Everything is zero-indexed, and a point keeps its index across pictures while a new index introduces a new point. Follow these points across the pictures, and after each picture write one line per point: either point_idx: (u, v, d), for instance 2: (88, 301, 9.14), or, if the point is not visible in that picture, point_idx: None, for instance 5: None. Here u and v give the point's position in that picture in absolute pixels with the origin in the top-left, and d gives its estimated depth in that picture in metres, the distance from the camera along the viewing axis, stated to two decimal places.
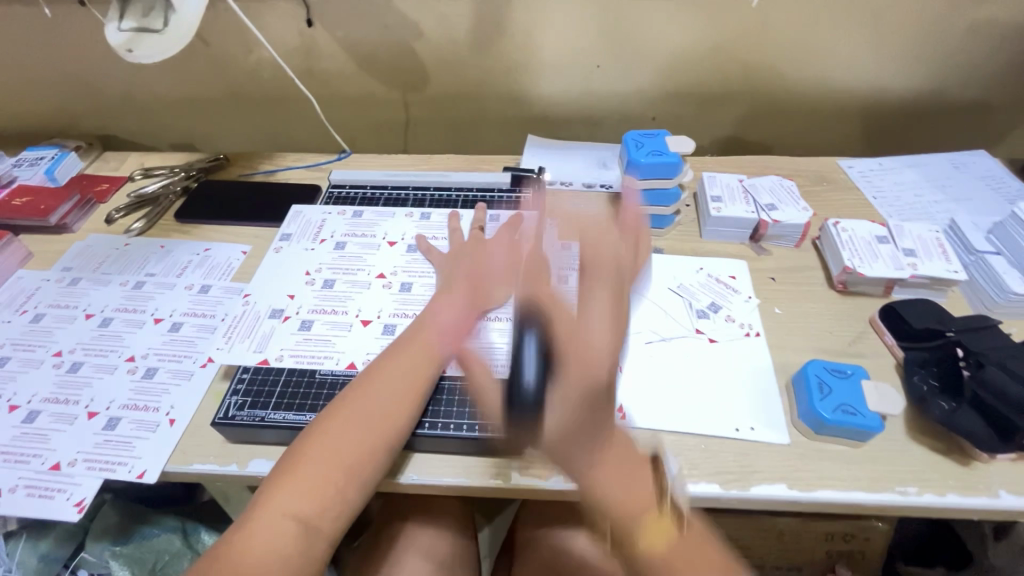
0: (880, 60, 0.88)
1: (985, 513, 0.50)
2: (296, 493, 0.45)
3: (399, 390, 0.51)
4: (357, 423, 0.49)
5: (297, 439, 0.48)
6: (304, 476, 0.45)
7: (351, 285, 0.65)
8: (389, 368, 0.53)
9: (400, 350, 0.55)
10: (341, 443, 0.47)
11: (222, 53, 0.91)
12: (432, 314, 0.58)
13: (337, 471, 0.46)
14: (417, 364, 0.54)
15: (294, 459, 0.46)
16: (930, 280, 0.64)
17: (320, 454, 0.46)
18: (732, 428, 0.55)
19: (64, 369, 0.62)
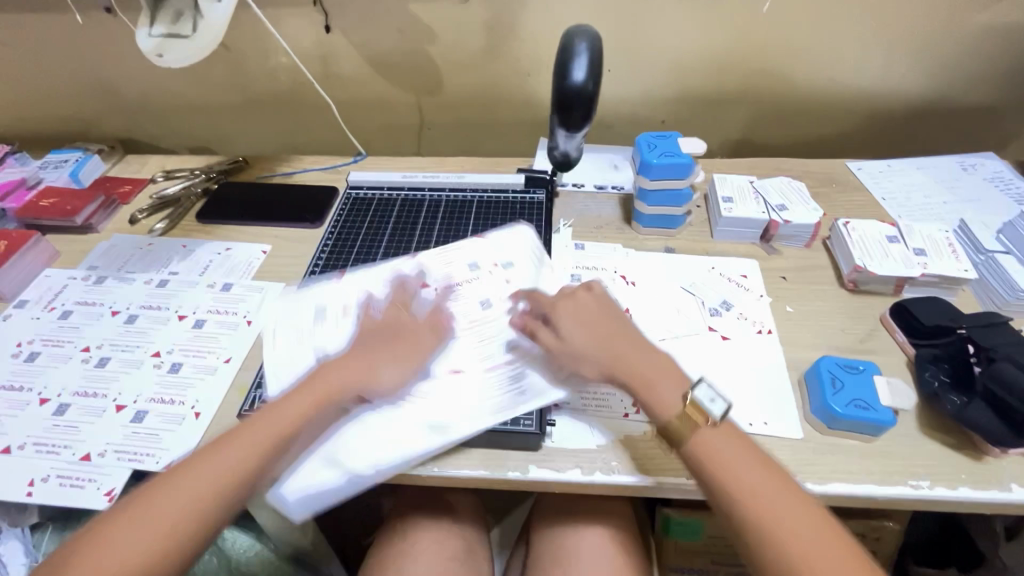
0: (888, 63, 0.89)
1: (997, 506, 0.50)
2: (128, 538, 0.43)
3: (214, 469, 0.47)
4: (181, 481, 0.46)
5: (161, 475, 0.48)
6: (145, 519, 0.44)
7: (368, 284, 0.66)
8: (222, 446, 0.49)
9: (248, 426, 0.50)
10: (184, 496, 0.46)
11: (242, 58, 0.93)
12: (319, 377, 0.54)
13: (170, 523, 0.44)
14: (258, 444, 0.49)
15: (142, 498, 0.46)
16: (941, 279, 0.65)
17: (162, 500, 0.45)
18: (746, 422, 0.56)
19: (92, 364, 0.64)
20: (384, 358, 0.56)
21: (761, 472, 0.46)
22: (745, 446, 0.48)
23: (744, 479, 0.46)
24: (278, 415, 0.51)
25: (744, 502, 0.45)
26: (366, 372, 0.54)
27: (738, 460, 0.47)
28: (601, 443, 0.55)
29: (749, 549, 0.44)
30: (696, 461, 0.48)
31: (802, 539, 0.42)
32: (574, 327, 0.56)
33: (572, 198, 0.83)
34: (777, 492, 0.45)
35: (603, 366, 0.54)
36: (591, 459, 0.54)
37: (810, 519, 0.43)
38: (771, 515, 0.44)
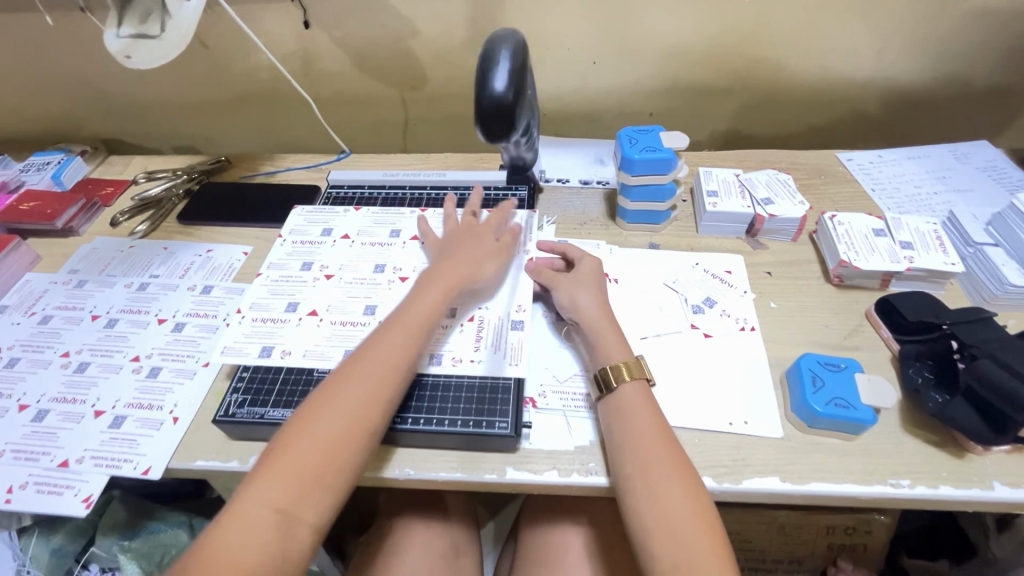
0: (879, 50, 0.87)
1: (979, 504, 0.50)
2: (273, 482, 0.45)
3: (366, 386, 0.51)
4: (331, 412, 0.49)
5: (277, 433, 0.49)
6: (285, 464, 0.46)
7: (347, 280, 0.66)
8: (368, 358, 0.52)
9: (371, 343, 0.54)
10: (321, 428, 0.48)
11: (222, 56, 0.92)
12: (418, 293, 0.59)
13: (314, 456, 0.47)
14: (392, 350, 0.53)
15: (273, 449, 0.47)
16: (928, 273, 0.64)
17: (301, 440, 0.47)
18: (725, 422, 0.55)
19: (71, 369, 0.63)
20: (471, 261, 0.63)
21: (665, 445, 0.50)
22: (653, 410, 0.52)
23: (645, 447, 0.49)
24: (380, 351, 0.53)
25: (634, 463, 0.49)
26: (469, 270, 0.62)
27: (639, 420, 0.51)
28: (579, 445, 0.54)
29: (630, 500, 0.48)
30: (611, 419, 0.52)
31: (663, 496, 0.47)
32: (582, 291, 0.61)
33: (556, 194, 0.82)
34: (660, 459, 0.49)
35: (601, 328, 0.58)
36: (569, 461, 0.53)
37: (688, 490, 0.47)
38: (657, 480, 0.47)
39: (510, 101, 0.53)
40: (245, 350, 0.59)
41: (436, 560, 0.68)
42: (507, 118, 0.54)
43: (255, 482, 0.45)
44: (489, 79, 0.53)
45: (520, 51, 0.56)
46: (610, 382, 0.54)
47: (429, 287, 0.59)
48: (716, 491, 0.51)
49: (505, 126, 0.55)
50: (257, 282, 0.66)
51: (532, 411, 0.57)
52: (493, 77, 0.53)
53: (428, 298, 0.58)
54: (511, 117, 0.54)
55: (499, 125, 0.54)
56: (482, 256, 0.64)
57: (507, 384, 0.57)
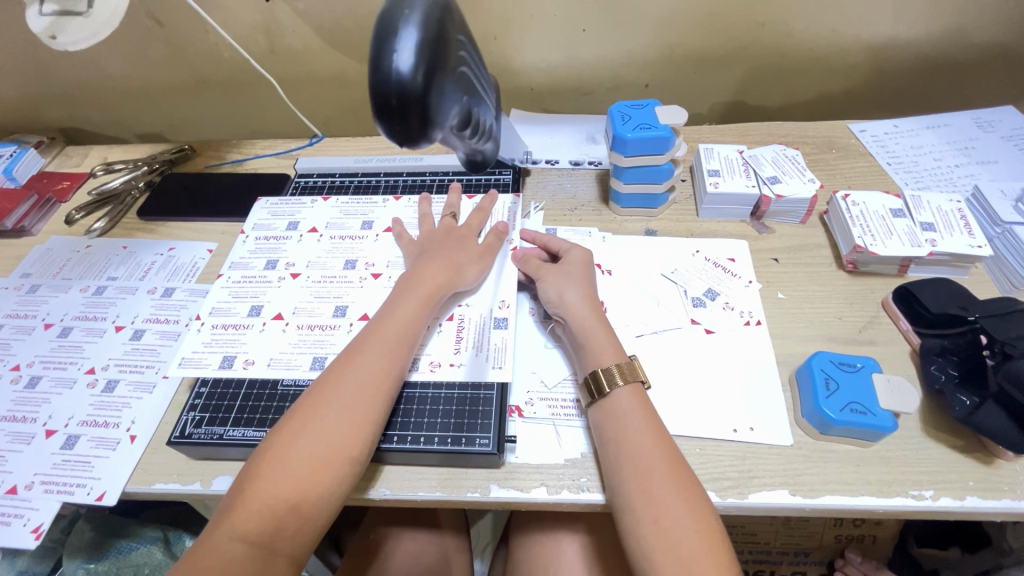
0: (896, 10, 0.80)
1: (1009, 516, 0.45)
2: (244, 514, 0.40)
3: (345, 406, 0.45)
4: (307, 434, 0.44)
5: (252, 458, 0.44)
6: (257, 494, 0.41)
7: (314, 280, 0.61)
8: (345, 373, 0.47)
9: (350, 358, 0.49)
10: (297, 453, 0.43)
11: (178, 34, 0.84)
12: (397, 302, 0.53)
13: (288, 485, 0.42)
14: (376, 365, 0.48)
15: (245, 477, 0.43)
16: (951, 257, 0.58)
17: (274, 466, 0.42)
18: (729, 428, 0.50)
19: (21, 385, 0.59)
20: (454, 264, 0.57)
21: (660, 454, 0.44)
22: (647, 414, 0.47)
23: (638, 455, 0.44)
24: (363, 367, 0.48)
25: (630, 475, 0.44)
26: (453, 274, 0.57)
27: (631, 426, 0.46)
28: (570, 457, 0.50)
29: (627, 516, 0.43)
30: (604, 427, 0.47)
31: (664, 514, 0.41)
32: (569, 287, 0.56)
33: (545, 177, 0.75)
34: (656, 470, 0.43)
35: (590, 326, 0.53)
36: (558, 476, 0.49)
37: (689, 504, 0.42)
38: (655, 494, 0.42)
39: (418, 87, 0.36)
40: (202, 361, 0.54)
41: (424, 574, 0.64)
42: (416, 114, 0.37)
43: (228, 515, 0.40)
44: (386, 56, 0.35)
45: (441, 13, 0.37)
46: (602, 386, 0.49)
47: (412, 293, 0.54)
48: (719, 508, 0.46)
49: (415, 121, 0.37)
50: (218, 284, 0.61)
51: (517, 421, 0.52)
52: (389, 52, 0.35)
53: (411, 306, 0.53)
54: (422, 108, 0.37)
55: (404, 120, 0.37)
56: (464, 260, 0.58)
57: (489, 394, 0.52)
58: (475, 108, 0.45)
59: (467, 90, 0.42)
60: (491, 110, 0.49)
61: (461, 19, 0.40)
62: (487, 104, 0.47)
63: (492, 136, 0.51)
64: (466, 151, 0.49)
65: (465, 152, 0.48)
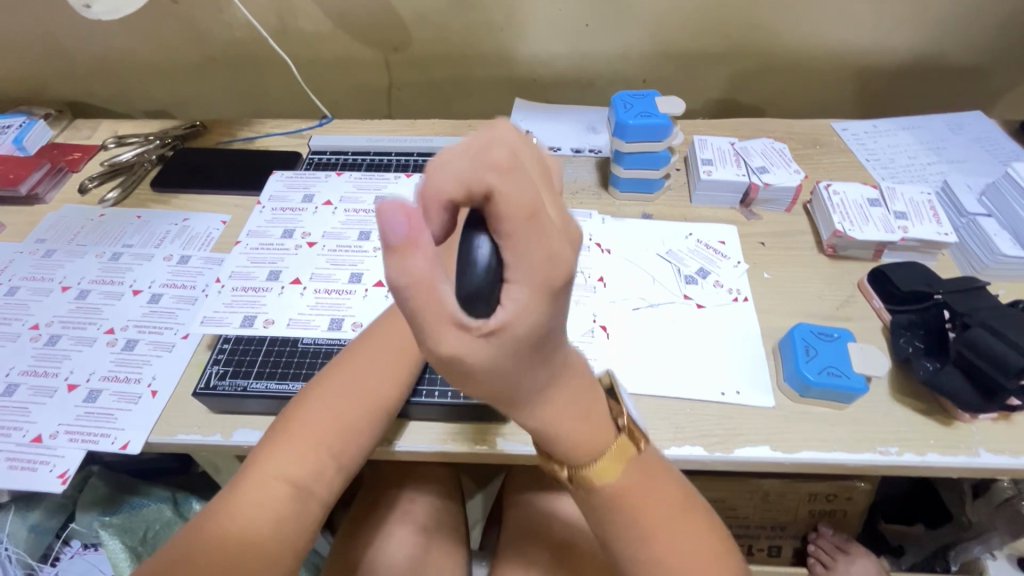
0: (877, 18, 0.85)
1: (965, 471, 0.50)
2: (288, 453, 0.43)
3: (380, 366, 0.49)
4: (347, 388, 0.47)
5: (290, 403, 0.47)
6: (302, 436, 0.44)
7: (331, 248, 0.64)
8: (383, 336, 0.51)
9: (384, 323, 0.53)
10: (338, 403, 0.46)
11: (193, 13, 0.86)
12: None
13: (329, 431, 0.45)
14: (409, 332, 0.53)
15: (287, 419, 0.45)
16: (920, 243, 0.63)
17: (316, 413, 0.45)
18: (718, 392, 0.55)
19: (41, 342, 0.61)
20: None
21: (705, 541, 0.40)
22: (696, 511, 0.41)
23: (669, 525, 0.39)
24: (402, 333, 0.52)
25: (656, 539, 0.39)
26: None
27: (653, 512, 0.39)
28: None
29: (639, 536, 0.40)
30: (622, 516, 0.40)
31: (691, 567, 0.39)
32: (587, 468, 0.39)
33: None
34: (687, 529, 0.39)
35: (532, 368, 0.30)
36: None
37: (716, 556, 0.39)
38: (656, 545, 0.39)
39: None
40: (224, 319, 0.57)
41: (416, 535, 0.66)
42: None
43: (273, 455, 0.43)
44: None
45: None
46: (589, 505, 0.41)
47: None
48: (707, 460, 0.51)
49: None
50: (237, 249, 0.64)
51: None
52: None
53: None
54: None
55: None
56: None
57: None
58: None
59: None
60: None
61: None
62: None
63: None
64: None
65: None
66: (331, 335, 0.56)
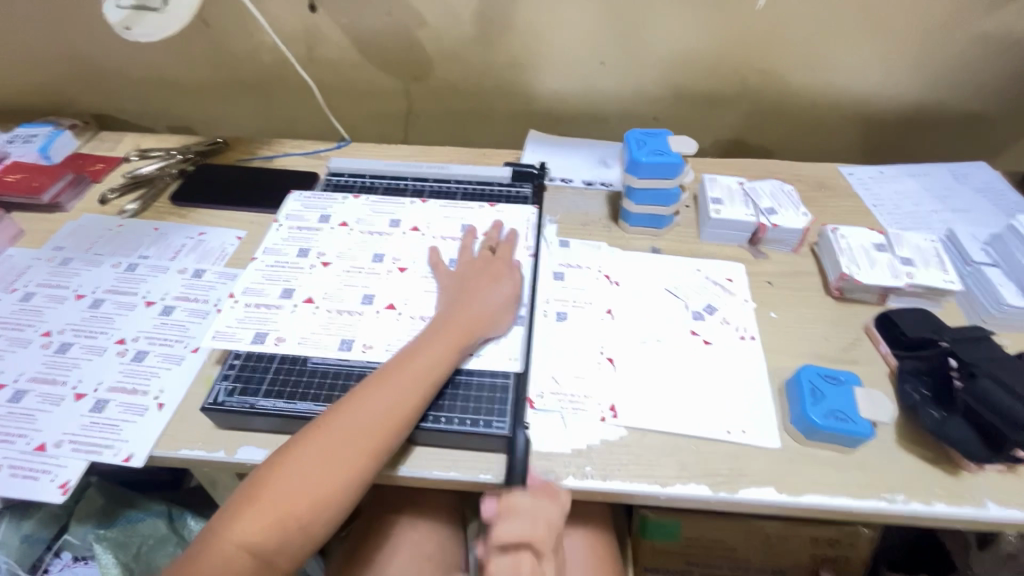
0: (884, 69, 0.88)
1: (972, 523, 0.50)
2: (253, 524, 0.43)
3: (361, 433, 0.47)
4: (324, 457, 0.46)
5: (266, 462, 0.47)
6: (271, 507, 0.43)
7: (344, 269, 0.65)
8: (369, 400, 0.49)
9: (373, 385, 0.50)
10: (313, 473, 0.45)
11: (223, 35, 0.90)
12: (431, 337, 0.55)
13: (299, 503, 0.44)
14: (400, 396, 0.50)
15: (259, 484, 0.45)
16: (926, 290, 0.64)
17: (288, 481, 0.44)
18: (723, 430, 0.55)
19: (52, 350, 0.61)
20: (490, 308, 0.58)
21: None
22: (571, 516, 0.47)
23: None
24: (388, 397, 0.49)
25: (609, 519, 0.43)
26: (488, 316, 0.58)
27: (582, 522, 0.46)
28: (575, 448, 0.53)
29: None
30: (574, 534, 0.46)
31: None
32: (513, 506, 0.48)
33: (560, 194, 0.81)
34: None
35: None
36: (566, 464, 0.52)
37: None
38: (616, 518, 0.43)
39: None
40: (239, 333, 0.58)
41: (417, 562, 0.65)
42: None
43: (238, 522, 0.43)
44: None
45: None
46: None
47: (447, 331, 0.55)
48: (710, 500, 0.51)
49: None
50: (252, 266, 0.65)
51: (531, 411, 0.56)
52: None
53: (444, 344, 0.54)
54: None
55: None
56: (500, 302, 0.59)
57: (507, 382, 0.57)
58: None
59: None
60: None
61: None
62: None
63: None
64: None
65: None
66: (341, 356, 0.56)
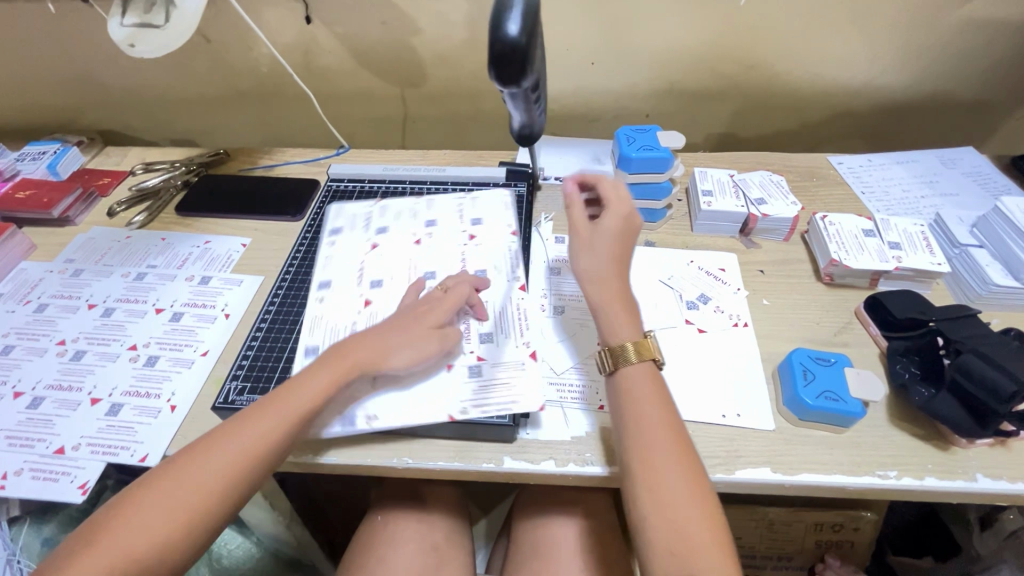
0: (869, 59, 0.90)
1: (963, 496, 0.51)
2: (90, 568, 0.39)
3: (226, 470, 0.45)
4: (175, 496, 0.43)
5: (116, 499, 0.43)
6: (109, 549, 0.40)
7: (387, 256, 0.70)
8: (238, 435, 0.47)
9: (244, 420, 0.48)
10: (157, 517, 0.42)
11: (222, 49, 0.92)
12: (317, 368, 0.52)
13: (145, 546, 0.41)
14: (272, 432, 0.48)
15: (104, 523, 0.42)
16: (914, 273, 0.65)
17: (137, 521, 0.42)
18: (719, 414, 0.56)
19: (67, 357, 0.63)
20: (383, 338, 0.56)
21: (674, 423, 0.49)
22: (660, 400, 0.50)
23: (653, 436, 0.47)
24: (259, 432, 0.47)
25: (636, 462, 0.46)
26: (383, 345, 0.55)
27: (646, 413, 0.49)
28: (576, 434, 0.55)
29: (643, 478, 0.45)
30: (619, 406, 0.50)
31: (618, 331, 0.53)
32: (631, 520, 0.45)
33: (554, 192, 0.83)
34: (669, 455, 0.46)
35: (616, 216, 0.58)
36: (566, 451, 0.54)
37: (693, 478, 0.45)
38: (658, 467, 0.45)
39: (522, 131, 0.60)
40: (270, 316, 0.64)
41: (426, 553, 0.67)
42: (520, 64, 0.45)
43: (69, 566, 0.39)
44: (501, 22, 0.45)
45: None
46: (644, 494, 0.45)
47: (336, 359, 0.53)
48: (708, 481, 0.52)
49: (514, 67, 0.46)
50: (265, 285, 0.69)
51: None
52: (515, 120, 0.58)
53: (326, 377, 0.52)
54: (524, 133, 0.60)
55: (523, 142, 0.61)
56: (414, 329, 0.57)
57: None
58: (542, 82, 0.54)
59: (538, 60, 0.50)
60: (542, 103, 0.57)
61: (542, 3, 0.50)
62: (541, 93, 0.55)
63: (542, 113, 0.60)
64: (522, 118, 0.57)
65: (521, 120, 0.56)
66: None
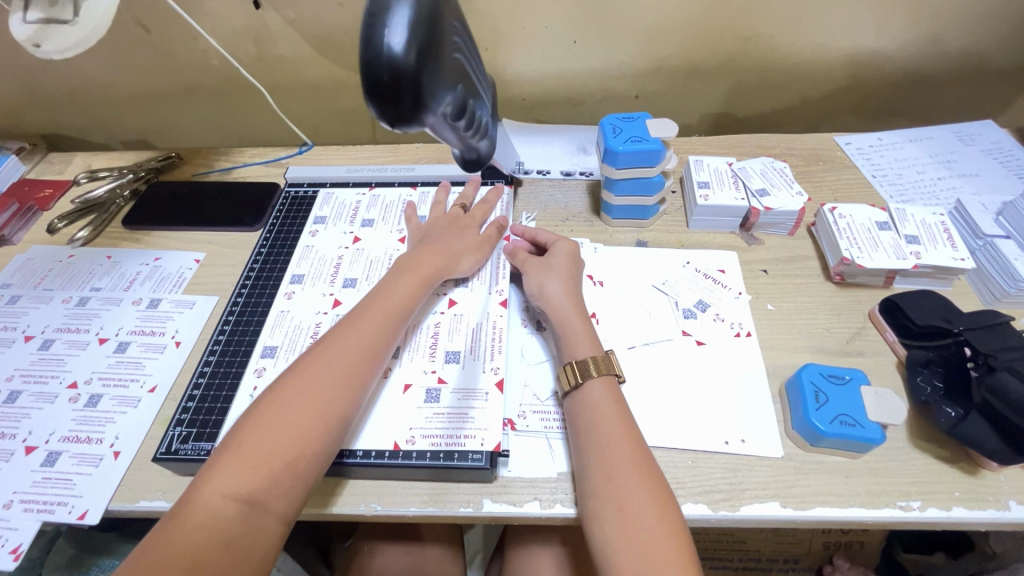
0: (879, 26, 0.81)
1: (995, 525, 0.46)
2: (236, 471, 0.41)
3: (343, 364, 0.48)
4: (300, 395, 0.46)
5: (243, 416, 0.45)
6: (252, 449, 0.42)
7: (367, 252, 0.67)
8: (346, 335, 0.51)
9: (344, 326, 0.52)
10: (288, 421, 0.44)
11: (165, 41, 0.83)
12: (398, 276, 0.57)
13: (287, 443, 0.43)
14: (375, 329, 0.52)
15: (239, 434, 0.44)
16: (934, 269, 0.59)
17: (272, 423, 0.44)
18: (721, 440, 0.51)
19: (0, 399, 0.57)
20: (451, 251, 0.61)
21: (633, 438, 0.47)
22: (621, 414, 0.49)
23: (614, 451, 0.46)
24: (361, 332, 0.51)
25: (598, 478, 0.45)
26: (449, 259, 0.61)
27: (604, 427, 0.47)
28: (562, 471, 0.50)
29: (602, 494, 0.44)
30: (575, 418, 0.49)
31: (578, 348, 0.53)
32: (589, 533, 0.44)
33: (536, 187, 0.76)
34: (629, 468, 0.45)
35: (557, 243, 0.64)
36: (552, 490, 0.49)
37: (654, 495, 0.44)
38: (620, 484, 0.44)
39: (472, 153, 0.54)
40: (240, 307, 0.62)
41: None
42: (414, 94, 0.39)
43: (220, 471, 0.41)
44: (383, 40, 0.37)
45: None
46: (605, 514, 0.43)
47: (413, 270, 0.58)
48: (711, 519, 0.47)
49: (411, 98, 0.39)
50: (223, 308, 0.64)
51: (510, 433, 0.52)
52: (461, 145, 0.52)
53: (411, 282, 0.57)
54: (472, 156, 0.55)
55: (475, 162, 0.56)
56: (462, 248, 0.62)
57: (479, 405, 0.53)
58: (473, 102, 0.49)
59: (459, 79, 0.45)
60: (485, 107, 0.52)
61: (452, 10, 0.43)
62: (481, 99, 0.51)
63: (485, 133, 0.54)
64: (461, 146, 0.52)
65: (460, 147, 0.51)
66: None
